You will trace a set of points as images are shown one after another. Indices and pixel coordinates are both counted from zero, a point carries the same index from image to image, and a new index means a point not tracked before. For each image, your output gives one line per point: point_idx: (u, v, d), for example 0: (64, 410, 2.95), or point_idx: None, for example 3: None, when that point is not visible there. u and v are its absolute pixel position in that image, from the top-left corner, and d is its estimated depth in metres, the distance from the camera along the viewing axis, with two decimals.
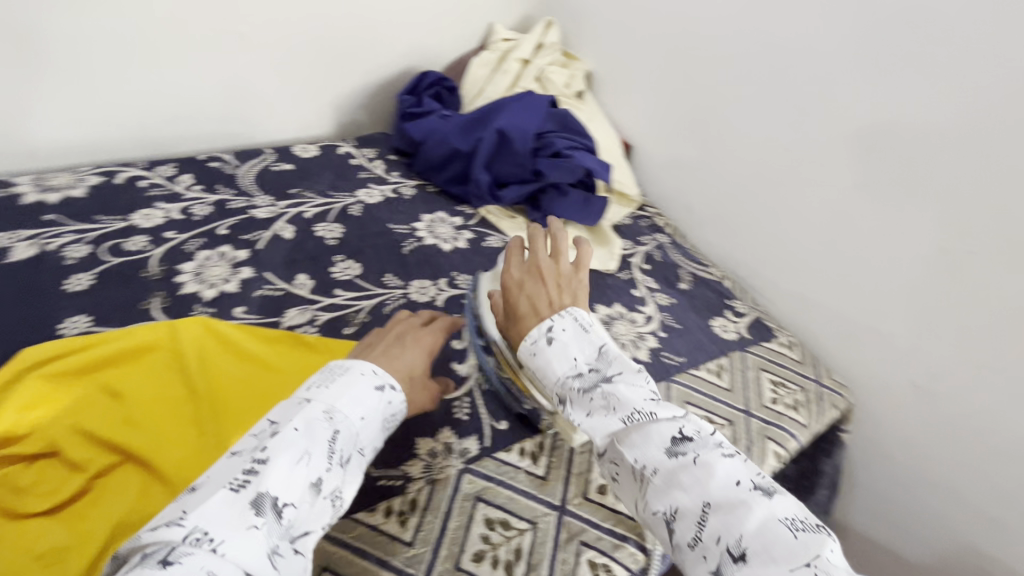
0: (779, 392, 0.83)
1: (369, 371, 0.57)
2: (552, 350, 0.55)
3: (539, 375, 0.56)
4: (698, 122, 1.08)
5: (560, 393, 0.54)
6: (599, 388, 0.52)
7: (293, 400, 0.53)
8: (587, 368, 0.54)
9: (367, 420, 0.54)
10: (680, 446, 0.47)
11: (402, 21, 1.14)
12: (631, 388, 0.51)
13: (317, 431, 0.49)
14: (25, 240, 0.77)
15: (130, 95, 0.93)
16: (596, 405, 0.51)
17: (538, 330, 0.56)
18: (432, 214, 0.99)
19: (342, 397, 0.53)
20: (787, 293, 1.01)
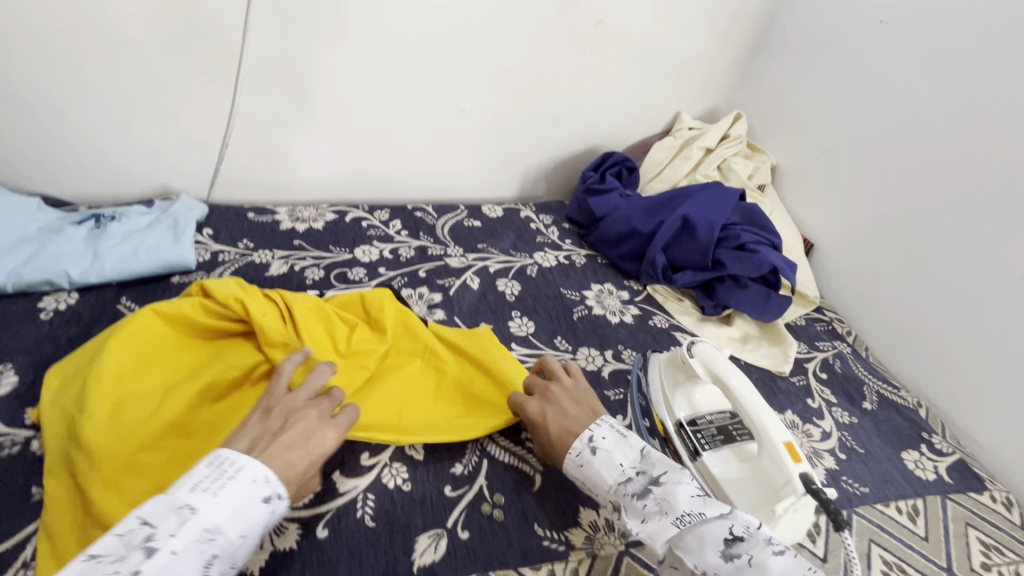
0: (992, 557, 0.70)
1: (261, 476, 0.49)
2: (598, 460, 0.59)
3: (591, 487, 0.59)
4: (902, 232, 1.00)
5: (616, 499, 0.57)
6: (650, 494, 0.55)
7: (168, 501, 0.45)
8: (635, 475, 0.57)
9: (247, 537, 0.47)
10: (735, 550, 0.49)
11: (599, 105, 1.24)
12: (678, 486, 0.54)
13: (195, 553, 0.44)
14: (279, 259, 0.94)
15: (370, 150, 1.13)
16: (650, 510, 0.54)
17: (580, 443, 0.61)
18: (601, 285, 1.03)
19: (228, 512, 0.46)
20: (1000, 439, 0.86)
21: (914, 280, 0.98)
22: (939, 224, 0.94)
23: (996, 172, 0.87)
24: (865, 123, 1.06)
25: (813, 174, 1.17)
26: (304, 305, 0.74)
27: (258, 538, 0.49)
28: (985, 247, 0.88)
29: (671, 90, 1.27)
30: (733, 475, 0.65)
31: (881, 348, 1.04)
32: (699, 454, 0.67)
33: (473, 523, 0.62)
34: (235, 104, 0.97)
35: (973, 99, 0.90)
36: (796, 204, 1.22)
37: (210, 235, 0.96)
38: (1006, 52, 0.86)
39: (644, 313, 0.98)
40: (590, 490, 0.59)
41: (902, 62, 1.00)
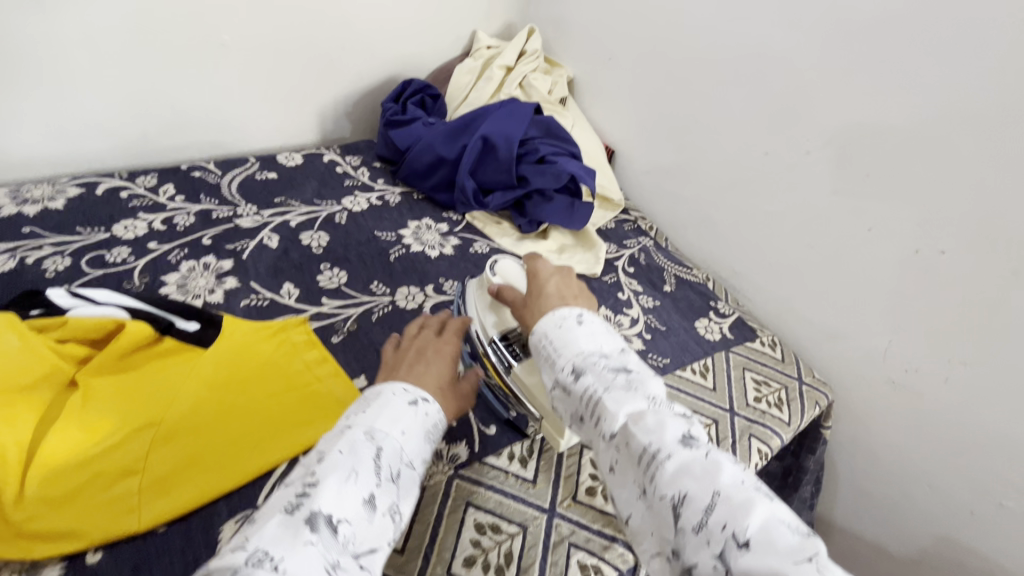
0: (762, 392, 0.85)
1: (399, 389, 0.52)
2: (581, 329, 0.55)
3: (557, 348, 0.54)
4: (682, 126, 1.09)
5: (579, 365, 0.52)
6: (622, 373, 0.51)
7: (336, 428, 0.48)
8: (610, 356, 0.53)
9: (408, 434, 0.48)
10: (691, 441, 0.45)
11: (386, 29, 1.14)
12: (652, 381, 0.51)
13: (361, 450, 0.45)
14: (2, 253, 0.75)
15: (106, 106, 0.92)
16: (617, 384, 0.50)
17: (569, 311, 0.57)
18: (418, 221, 0.99)
19: (381, 416, 0.48)
20: (768, 294, 1.02)
21: (694, 170, 1.09)
22: (706, 115, 1.04)
23: (738, 60, 0.97)
24: (639, 29, 1.12)
25: (607, 81, 1.22)
26: (22, 338, 0.59)
27: (424, 438, 0.50)
28: (738, 131, 0.99)
29: (462, 5, 1.21)
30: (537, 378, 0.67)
31: (679, 237, 1.16)
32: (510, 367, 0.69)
33: None
34: None
35: None
36: (595, 113, 1.27)
37: None
38: None
39: (464, 242, 0.97)
40: (557, 351, 0.54)
41: None
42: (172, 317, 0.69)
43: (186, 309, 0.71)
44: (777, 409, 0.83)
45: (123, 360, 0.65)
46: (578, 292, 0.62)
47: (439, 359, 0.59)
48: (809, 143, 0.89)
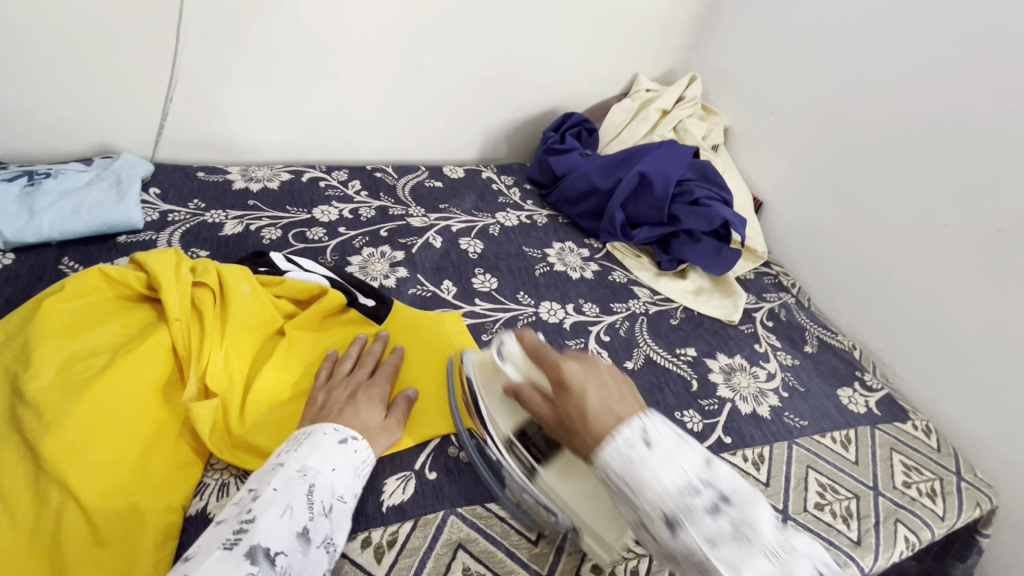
0: (911, 477, 0.78)
1: (330, 429, 0.56)
2: (656, 458, 0.45)
3: (634, 490, 0.45)
4: (843, 187, 1.05)
5: (672, 512, 0.43)
6: (722, 513, 0.43)
7: (266, 466, 0.51)
8: (703, 487, 0.44)
9: (338, 470, 0.53)
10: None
11: (557, 66, 1.24)
12: (753, 507, 0.44)
13: (293, 487, 0.49)
14: (233, 218, 0.91)
15: (323, 109, 1.09)
16: (725, 534, 0.42)
17: (630, 429, 0.47)
18: (563, 243, 1.05)
19: (312, 455, 0.52)
20: (923, 375, 0.94)
21: (851, 233, 1.05)
22: (874, 178, 1.00)
23: (923, 127, 0.93)
24: (807, 85, 1.11)
25: (761, 134, 1.22)
26: (252, 287, 0.71)
27: (352, 473, 0.54)
28: (913, 199, 0.94)
29: (629, 51, 1.29)
30: (573, 486, 0.58)
31: (821, 298, 1.11)
32: (537, 471, 0.59)
33: (441, 464, 0.64)
34: (178, 55, 0.92)
35: (905, 57, 0.94)
36: (746, 163, 1.27)
37: (158, 194, 0.91)
38: (924, 19, 0.92)
39: (604, 269, 1.01)
40: (632, 491, 0.45)
41: (844, 20, 1.03)
42: (356, 293, 0.80)
43: (366, 287, 0.82)
44: (929, 499, 0.76)
45: (319, 321, 0.75)
46: (619, 397, 0.51)
47: (368, 402, 0.62)
48: (1003, 222, 0.83)
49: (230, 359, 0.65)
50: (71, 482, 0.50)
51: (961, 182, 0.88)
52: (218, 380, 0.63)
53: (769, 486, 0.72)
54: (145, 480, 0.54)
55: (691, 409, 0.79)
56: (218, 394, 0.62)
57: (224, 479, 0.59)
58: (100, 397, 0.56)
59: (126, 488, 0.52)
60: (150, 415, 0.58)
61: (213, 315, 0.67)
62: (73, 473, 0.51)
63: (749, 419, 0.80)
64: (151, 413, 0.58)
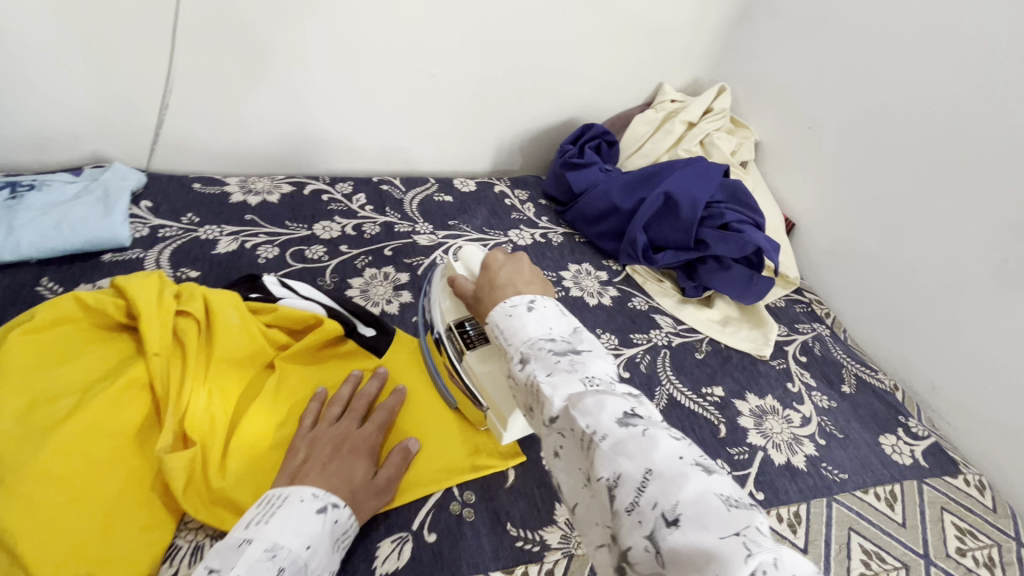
0: (966, 543, 0.70)
1: (309, 494, 0.50)
2: (530, 315, 0.51)
3: (506, 337, 0.51)
4: (885, 211, 0.97)
5: (526, 351, 0.48)
6: (566, 355, 0.47)
7: (233, 538, 0.45)
8: (558, 339, 0.49)
9: (313, 547, 0.46)
10: (631, 418, 0.41)
11: (576, 74, 1.17)
12: (596, 360, 0.47)
13: (258, 574, 0.42)
14: (228, 235, 0.85)
15: (328, 117, 1.03)
16: (560, 367, 0.46)
17: (519, 298, 0.54)
18: (579, 265, 0.98)
19: (285, 529, 0.46)
20: (975, 422, 0.86)
21: (894, 262, 0.96)
22: (922, 203, 0.92)
23: (981, 150, 0.84)
24: (846, 100, 1.03)
25: (794, 150, 1.14)
26: (242, 317, 0.65)
27: (330, 549, 0.48)
28: (967, 228, 0.86)
29: (653, 59, 1.22)
30: (487, 367, 0.62)
31: (858, 330, 1.03)
32: (464, 353, 0.64)
33: (441, 523, 0.58)
34: (173, 60, 0.86)
35: (961, 73, 0.86)
36: (776, 180, 1.19)
37: (149, 208, 0.86)
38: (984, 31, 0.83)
39: (623, 295, 0.94)
40: (505, 340, 0.51)
41: (890, 30, 0.95)
42: (355, 321, 0.73)
43: (367, 316, 0.75)
44: (987, 570, 0.67)
45: (314, 354, 0.69)
46: (527, 280, 0.59)
47: (355, 455, 0.56)
48: None
49: (213, 401, 0.59)
50: (23, 552, 0.44)
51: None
52: (199, 425, 0.57)
53: (807, 554, 0.64)
54: (110, 547, 0.48)
55: (719, 458, 0.72)
56: (197, 443, 0.56)
57: (199, 541, 0.53)
58: (64, 448, 0.50)
59: (87, 556, 0.46)
60: (119, 467, 0.52)
61: (196, 350, 0.61)
62: (25, 542, 0.45)
63: (783, 472, 0.73)
64: (120, 465, 0.52)
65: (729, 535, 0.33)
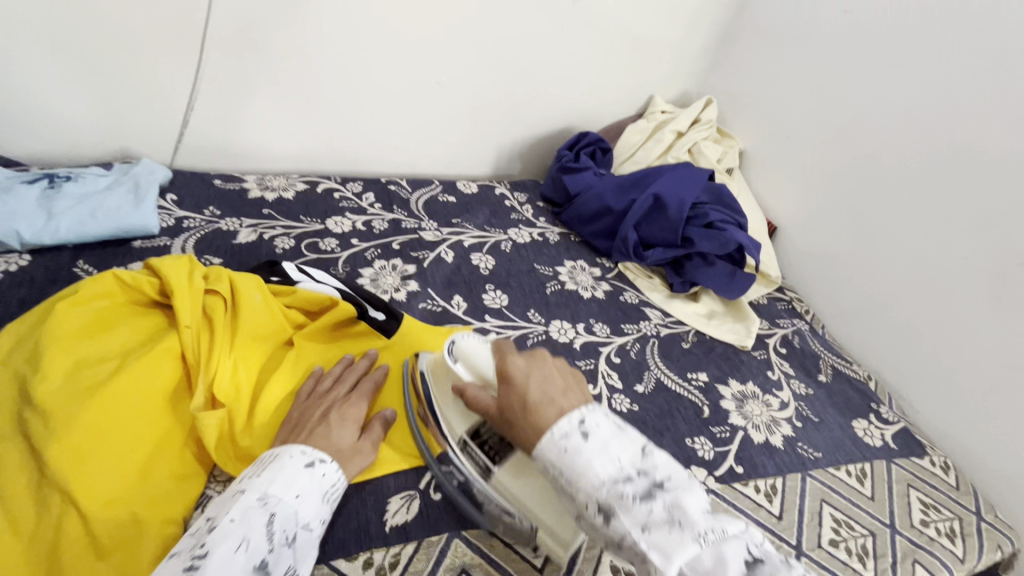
0: (930, 515, 0.76)
1: (298, 452, 0.54)
2: (591, 449, 0.48)
3: (571, 480, 0.48)
4: (859, 214, 1.04)
5: (606, 501, 0.46)
6: (656, 497, 0.45)
7: (227, 491, 0.49)
8: (636, 473, 0.47)
9: (303, 496, 0.50)
10: (754, 566, 0.43)
11: (573, 86, 1.25)
12: (686, 491, 0.46)
13: (252, 518, 0.46)
14: (247, 227, 0.92)
15: (340, 121, 1.10)
16: (657, 519, 0.44)
17: (568, 422, 0.50)
18: (574, 261, 1.04)
19: (275, 481, 0.50)
20: (941, 409, 0.92)
21: (868, 262, 1.03)
22: (891, 207, 0.99)
23: (943, 158, 0.92)
24: (823, 112, 1.11)
25: (777, 159, 1.22)
26: (264, 297, 0.71)
27: (320, 500, 0.52)
28: (932, 229, 0.93)
29: (645, 74, 1.30)
30: (528, 487, 0.57)
31: (836, 326, 1.09)
32: (491, 473, 0.58)
33: (448, 483, 0.63)
34: (200, 66, 0.93)
35: (925, 88, 0.94)
36: (761, 187, 1.26)
37: (174, 201, 0.92)
38: (944, 50, 0.91)
39: (615, 289, 1.00)
40: (572, 483, 0.47)
41: (862, 49, 1.03)
42: (367, 305, 0.79)
43: (377, 301, 0.82)
44: (948, 539, 0.73)
45: (328, 333, 0.75)
46: (563, 393, 0.54)
47: (342, 421, 0.60)
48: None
49: (237, 370, 0.65)
50: (74, 489, 0.50)
51: (981, 214, 0.87)
52: (225, 390, 0.62)
53: (782, 520, 0.70)
54: (150, 490, 0.53)
55: (702, 435, 0.78)
56: (225, 405, 0.61)
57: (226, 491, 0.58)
58: (108, 403, 0.55)
59: (128, 496, 0.52)
60: (156, 423, 0.58)
61: (223, 324, 0.67)
62: (76, 481, 0.50)
63: (762, 449, 0.78)
64: (157, 421, 0.58)
65: None
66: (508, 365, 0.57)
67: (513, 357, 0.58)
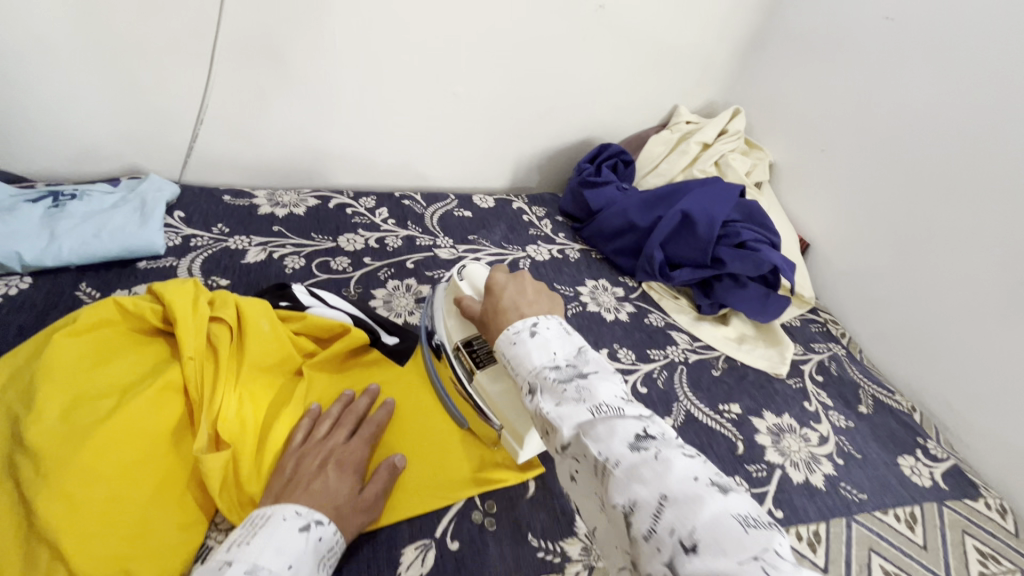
0: (989, 567, 0.69)
1: (292, 513, 0.49)
2: (533, 341, 0.51)
3: (514, 365, 0.51)
4: (901, 233, 0.98)
5: (532, 382, 0.48)
6: (572, 381, 0.46)
7: (210, 563, 0.44)
8: (564, 363, 0.48)
9: (295, 567, 0.46)
10: (643, 440, 0.40)
11: (594, 95, 1.20)
12: (603, 382, 0.46)
13: None
14: (256, 245, 0.88)
15: (354, 133, 1.07)
16: (568, 396, 0.45)
17: (523, 323, 0.53)
18: (596, 281, 0.99)
19: (266, 551, 0.45)
20: (994, 445, 0.85)
21: (911, 284, 0.97)
22: (937, 225, 0.93)
23: (996, 175, 0.85)
24: (860, 124, 1.05)
25: (809, 172, 1.16)
26: (272, 324, 0.67)
27: (313, 570, 0.47)
28: (983, 251, 0.86)
29: (669, 82, 1.25)
30: (499, 386, 0.62)
31: (875, 351, 1.03)
32: (474, 374, 0.64)
33: (463, 532, 0.58)
34: (209, 78, 0.90)
35: (975, 99, 0.88)
36: (791, 202, 1.20)
37: (182, 218, 0.89)
38: (998, 58, 0.85)
39: (640, 311, 0.95)
40: (513, 367, 0.51)
41: (904, 57, 0.97)
42: (379, 330, 0.76)
43: (391, 326, 0.77)
44: None
45: (339, 362, 0.71)
46: (531, 300, 0.58)
47: (341, 472, 0.56)
48: None
49: (243, 405, 0.61)
50: (65, 545, 0.46)
51: None
52: (230, 428, 0.58)
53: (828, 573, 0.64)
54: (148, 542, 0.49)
55: (737, 475, 0.72)
56: (229, 445, 0.57)
57: None
58: (104, 445, 0.52)
59: (124, 551, 0.48)
60: (155, 464, 0.54)
61: (228, 354, 0.63)
62: (66, 536, 0.46)
63: (802, 490, 0.73)
64: (156, 462, 0.54)
65: (747, 560, 0.32)
66: (491, 284, 0.62)
67: (497, 277, 0.63)
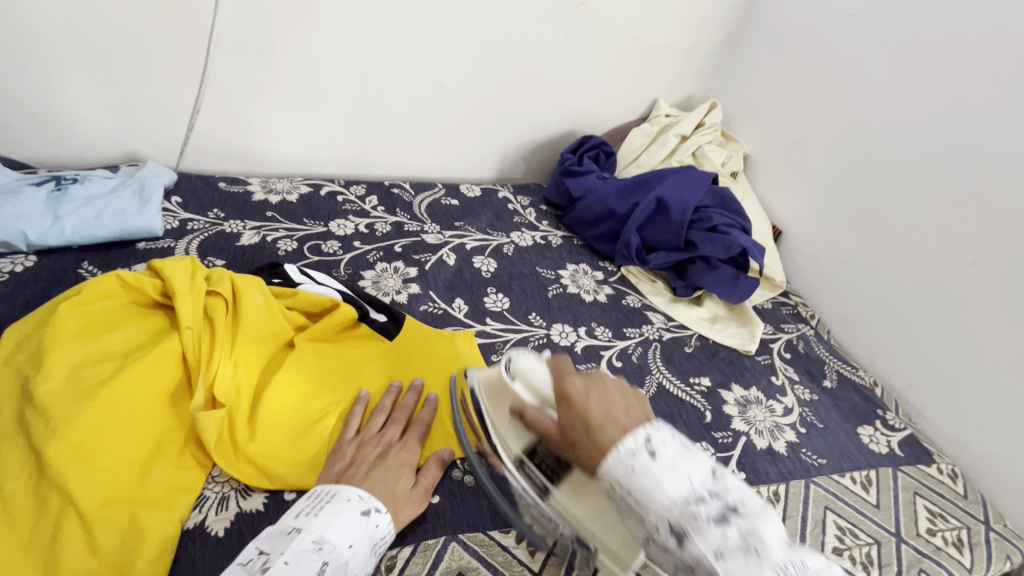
0: (937, 524, 0.74)
1: (356, 496, 0.54)
2: (659, 468, 0.43)
3: (638, 499, 0.43)
4: (865, 219, 1.03)
5: (679, 522, 0.41)
6: (731, 524, 0.40)
7: (282, 527, 0.51)
8: (708, 494, 0.42)
9: (355, 546, 0.51)
10: None
11: (577, 90, 1.25)
12: (763, 520, 0.41)
13: (305, 564, 0.48)
14: (250, 229, 0.92)
15: (346, 125, 1.11)
16: (732, 546, 0.39)
17: (633, 439, 0.45)
18: (577, 265, 1.04)
19: (331, 526, 0.51)
20: (948, 415, 0.91)
21: (875, 266, 1.02)
22: (898, 211, 0.98)
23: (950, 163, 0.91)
24: (829, 116, 1.10)
25: (782, 163, 1.21)
26: (265, 299, 0.71)
27: (368, 550, 0.52)
28: (938, 235, 0.92)
29: (649, 78, 1.30)
30: (583, 507, 0.54)
31: (842, 331, 1.08)
32: (549, 492, 0.57)
33: (444, 487, 0.63)
34: (206, 71, 0.94)
35: (931, 92, 0.93)
36: (766, 191, 1.26)
37: (179, 203, 0.93)
38: (952, 53, 0.91)
39: (618, 293, 1.00)
40: (639, 503, 0.43)
41: (869, 53, 1.03)
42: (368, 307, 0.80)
43: (378, 302, 0.82)
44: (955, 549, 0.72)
45: (330, 334, 0.75)
46: (623, 410, 0.49)
47: (398, 467, 0.60)
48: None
49: (238, 371, 0.65)
50: (71, 488, 0.50)
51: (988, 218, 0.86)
52: (225, 390, 0.62)
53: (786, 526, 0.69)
54: (148, 489, 0.54)
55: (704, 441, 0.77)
56: (225, 405, 0.61)
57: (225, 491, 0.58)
58: (109, 401, 0.56)
59: (124, 496, 0.52)
60: (156, 422, 0.58)
61: (225, 324, 0.67)
62: (73, 480, 0.50)
63: (764, 454, 0.77)
64: (156, 420, 0.58)
65: None
66: (564, 390, 0.52)
67: (571, 379, 0.53)
